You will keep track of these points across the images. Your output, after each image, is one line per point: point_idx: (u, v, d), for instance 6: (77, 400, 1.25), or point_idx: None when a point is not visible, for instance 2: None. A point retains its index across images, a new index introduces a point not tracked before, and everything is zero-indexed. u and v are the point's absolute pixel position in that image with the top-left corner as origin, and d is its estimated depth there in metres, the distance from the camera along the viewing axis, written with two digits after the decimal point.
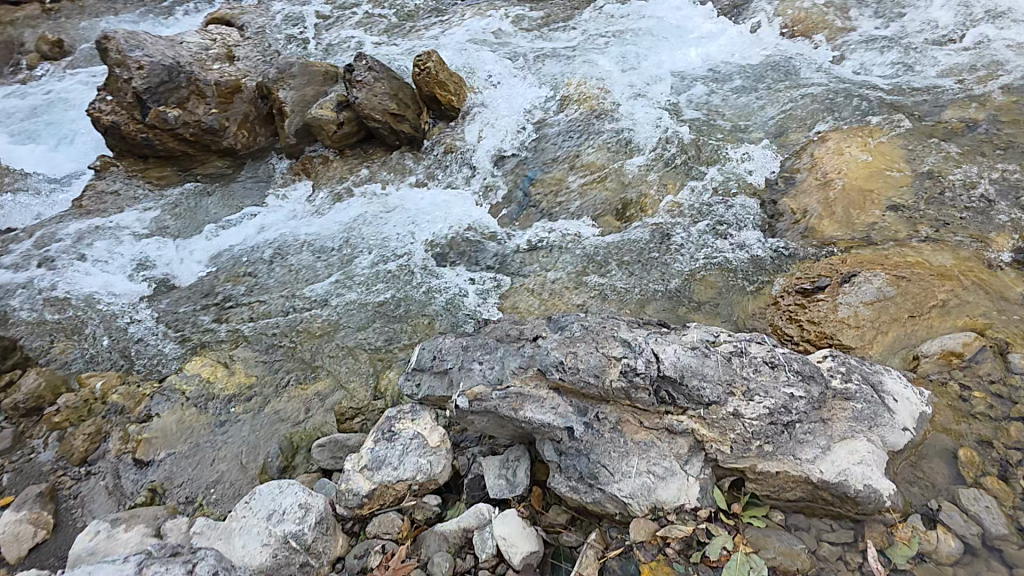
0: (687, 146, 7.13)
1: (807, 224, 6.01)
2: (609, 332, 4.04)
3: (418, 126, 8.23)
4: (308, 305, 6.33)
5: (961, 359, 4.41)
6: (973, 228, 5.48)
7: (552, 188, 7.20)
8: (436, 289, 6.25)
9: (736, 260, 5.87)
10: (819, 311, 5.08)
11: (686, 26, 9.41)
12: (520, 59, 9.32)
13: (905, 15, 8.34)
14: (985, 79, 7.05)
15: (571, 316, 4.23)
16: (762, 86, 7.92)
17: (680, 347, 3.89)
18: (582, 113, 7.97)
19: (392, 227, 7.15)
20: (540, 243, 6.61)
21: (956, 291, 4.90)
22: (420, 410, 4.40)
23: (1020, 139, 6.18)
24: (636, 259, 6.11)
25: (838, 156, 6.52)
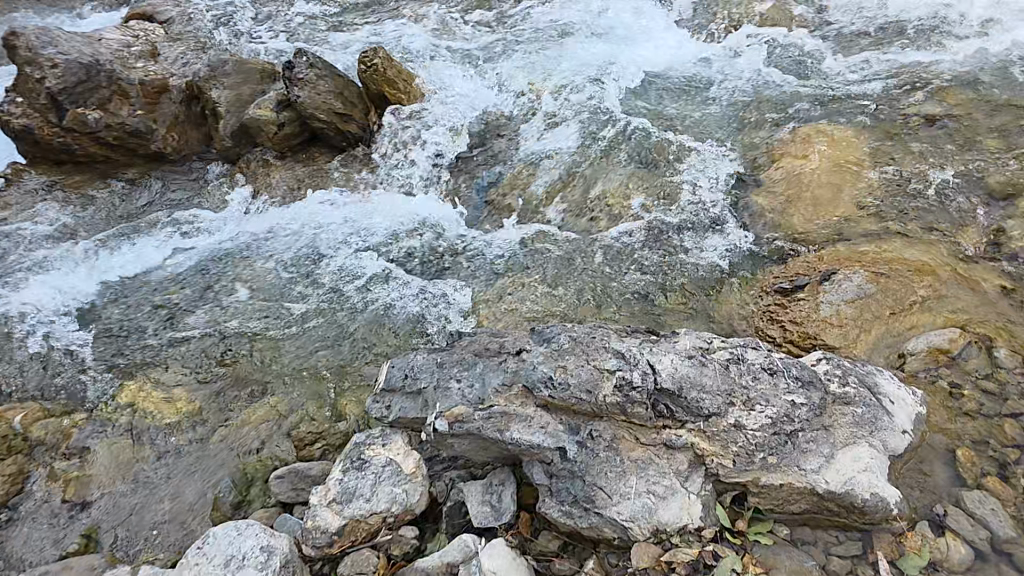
0: (648, 148, 6.95)
1: (777, 222, 5.89)
2: (599, 343, 3.78)
3: (365, 124, 7.79)
4: (257, 320, 5.83)
5: (948, 356, 4.37)
6: (941, 224, 5.48)
7: (509, 192, 6.96)
8: (398, 299, 5.85)
9: (710, 261, 5.72)
10: (801, 311, 4.97)
11: (635, 18, 9.19)
12: (471, 55, 8.98)
13: (851, 10, 8.36)
14: (936, 70, 7.07)
15: (557, 326, 3.92)
16: (718, 83, 7.80)
17: (675, 356, 3.67)
18: (539, 113, 7.74)
19: (345, 232, 6.68)
20: (504, 249, 6.30)
21: (935, 287, 4.89)
22: (392, 434, 3.94)
23: (975, 133, 6.25)
24: (606, 264, 5.86)
25: (801, 154, 6.46)
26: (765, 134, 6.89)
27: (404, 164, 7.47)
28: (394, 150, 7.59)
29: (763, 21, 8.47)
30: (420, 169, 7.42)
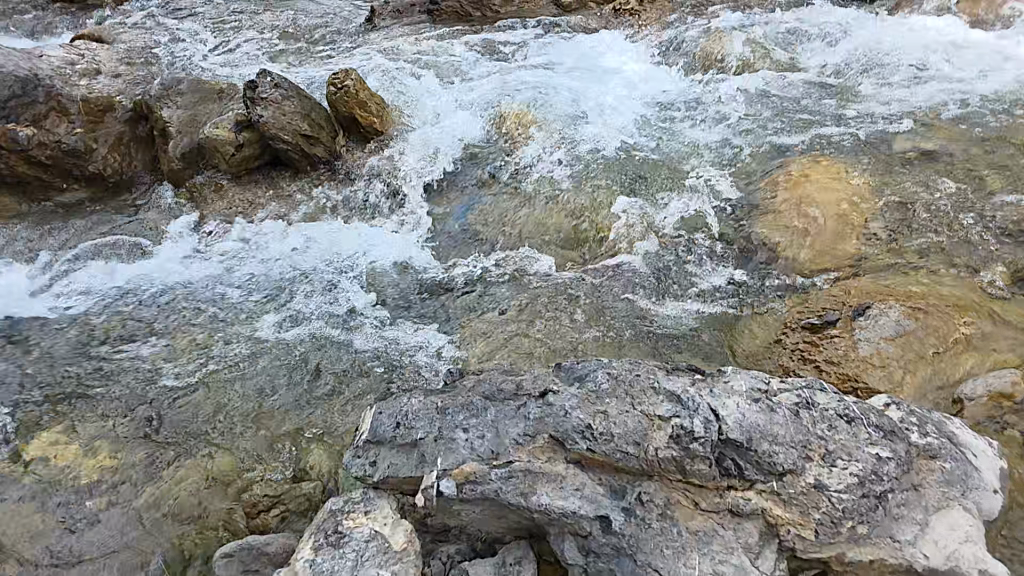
0: (635, 173, 6.30)
1: (786, 252, 5.16)
2: (646, 382, 3.04)
3: (334, 149, 7.06)
4: (195, 362, 4.85)
5: (1014, 402, 3.71)
6: (965, 257, 4.83)
7: (487, 216, 6.21)
8: (360, 339, 4.94)
9: (727, 288, 5.03)
10: (836, 350, 4.27)
11: (617, 47, 8.83)
12: (448, 78, 8.42)
13: (845, 41, 8.10)
14: (934, 102, 6.67)
15: (596, 363, 3.15)
16: (711, 103, 7.30)
17: (742, 400, 2.95)
18: (523, 132, 7.07)
19: (299, 263, 5.80)
20: (485, 280, 5.45)
21: (978, 323, 4.23)
22: (378, 498, 3.06)
23: (995, 156, 5.78)
24: (608, 294, 5.11)
25: (807, 181, 5.76)
26: (766, 158, 6.27)
27: (369, 194, 6.71)
28: (351, 172, 6.90)
29: (753, 44, 8.09)
30: (380, 195, 6.65)
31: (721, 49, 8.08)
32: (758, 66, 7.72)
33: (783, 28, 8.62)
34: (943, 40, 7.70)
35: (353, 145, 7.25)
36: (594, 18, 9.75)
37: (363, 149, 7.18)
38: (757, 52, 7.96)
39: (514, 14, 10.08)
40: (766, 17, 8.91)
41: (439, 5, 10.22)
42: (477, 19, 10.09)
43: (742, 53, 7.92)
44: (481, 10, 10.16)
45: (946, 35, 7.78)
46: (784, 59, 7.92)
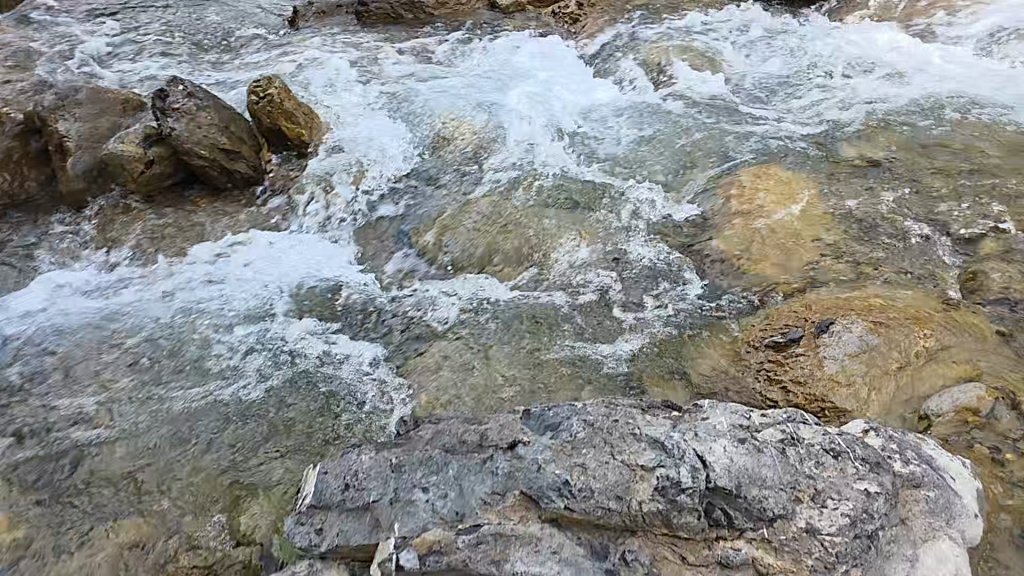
0: (584, 186, 6.14)
1: (737, 267, 5.12)
2: (626, 428, 2.82)
3: (258, 165, 6.53)
4: (110, 415, 4.33)
5: (979, 417, 3.70)
6: (917, 266, 4.88)
7: (430, 233, 5.84)
8: (301, 374, 4.53)
9: (686, 308, 4.86)
10: (802, 369, 4.17)
11: (552, 54, 8.68)
12: (380, 84, 8.01)
13: (777, 52, 8.21)
14: (865, 113, 6.86)
15: (567, 409, 2.90)
16: (653, 113, 7.24)
17: (727, 441, 2.74)
18: (462, 146, 6.75)
19: (223, 291, 5.27)
20: (432, 307, 5.09)
21: (936, 335, 4.22)
22: (325, 572, 2.63)
23: (929, 167, 5.95)
24: (563, 320, 4.87)
25: (755, 192, 5.75)
26: (711, 169, 6.26)
27: (300, 211, 6.24)
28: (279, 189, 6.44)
29: (690, 54, 8.10)
30: (311, 214, 6.21)
31: (660, 59, 8.07)
32: (697, 78, 7.76)
33: (717, 35, 8.66)
34: (868, 53, 7.94)
35: (279, 157, 6.75)
36: (531, 24, 9.57)
37: (291, 161, 6.70)
38: (695, 63, 7.99)
39: (447, 17, 9.76)
40: (700, 25, 8.94)
41: (367, 7, 9.72)
42: (408, 21, 9.69)
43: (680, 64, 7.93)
44: (412, 12, 9.73)
45: (868, 47, 8.05)
46: (722, 67, 7.93)
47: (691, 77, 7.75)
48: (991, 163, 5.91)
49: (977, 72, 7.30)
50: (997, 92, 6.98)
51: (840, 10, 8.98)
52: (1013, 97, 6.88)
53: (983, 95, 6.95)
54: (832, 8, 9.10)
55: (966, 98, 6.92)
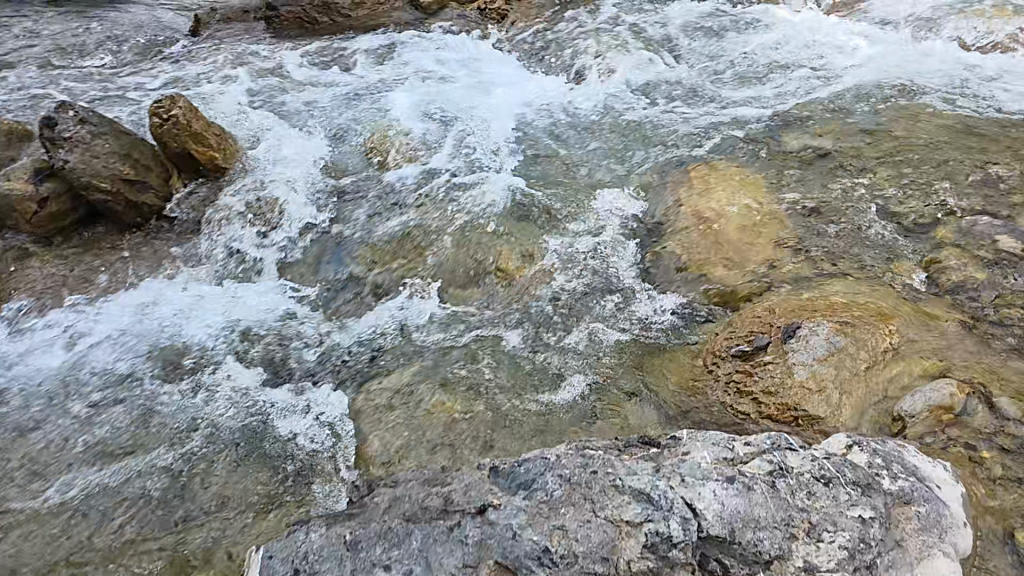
0: (528, 197, 5.99)
1: (699, 271, 5.12)
2: (606, 479, 2.59)
3: (166, 194, 6.15)
4: (34, 499, 3.99)
5: (952, 414, 3.66)
6: (874, 260, 5.04)
7: (370, 258, 5.59)
8: (246, 431, 4.23)
9: (642, 325, 4.77)
10: (772, 377, 4.09)
11: (481, 60, 8.56)
12: (304, 102, 7.69)
13: (701, 44, 8.30)
14: (787, 100, 7.02)
15: (538, 464, 2.66)
16: (587, 117, 7.21)
17: (716, 483, 2.53)
18: (394, 162, 6.54)
19: (155, 343, 4.93)
20: (381, 341, 4.84)
21: (902, 332, 4.25)
22: None
23: (866, 158, 6.05)
24: (517, 343, 4.68)
25: (708, 192, 5.78)
26: (656, 172, 6.25)
27: (234, 246, 5.88)
28: (206, 223, 6.06)
29: (615, 49, 8.14)
30: (244, 248, 5.89)
31: (586, 56, 8.11)
32: (623, 74, 7.80)
33: (641, 29, 8.71)
34: (788, 39, 8.10)
35: (202, 186, 6.37)
36: (456, 23, 9.44)
37: (215, 192, 6.35)
38: (620, 55, 8.03)
39: (365, 17, 9.51)
40: (625, 21, 8.96)
41: (279, 12, 9.45)
42: (325, 24, 9.38)
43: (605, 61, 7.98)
44: (328, 14, 9.41)
45: (787, 33, 8.24)
46: (646, 58, 7.98)
47: (621, 74, 7.80)
48: (927, 149, 6.07)
49: (896, 57, 7.49)
50: (918, 74, 7.17)
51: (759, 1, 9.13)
52: (932, 77, 7.06)
53: (904, 77, 7.12)
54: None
55: (889, 82, 7.08)
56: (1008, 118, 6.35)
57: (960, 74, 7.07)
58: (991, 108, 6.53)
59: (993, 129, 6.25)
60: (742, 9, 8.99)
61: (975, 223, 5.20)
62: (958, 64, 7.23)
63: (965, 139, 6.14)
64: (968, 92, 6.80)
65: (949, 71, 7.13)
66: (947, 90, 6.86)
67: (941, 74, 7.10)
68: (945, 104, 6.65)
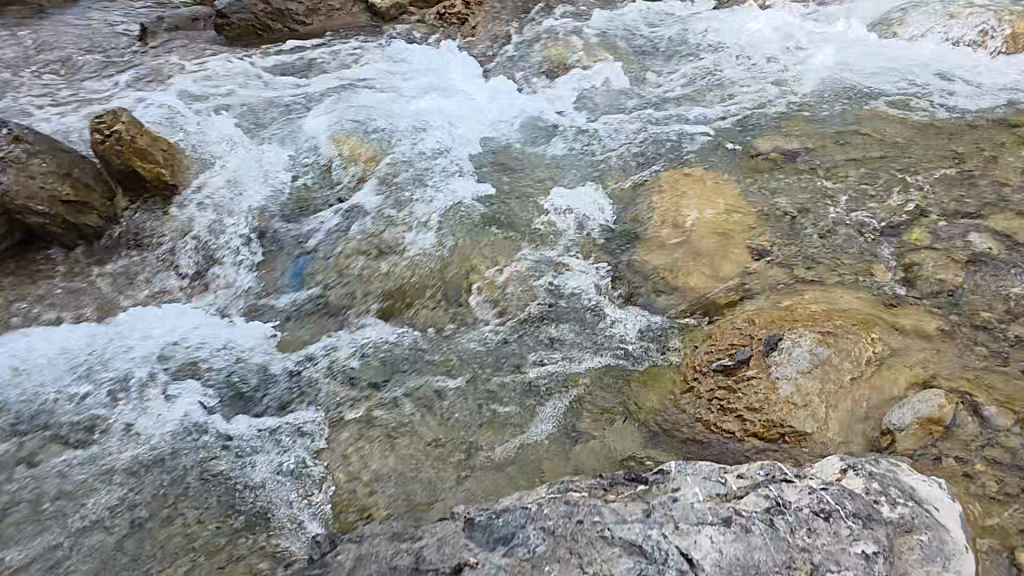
0: (496, 210, 5.84)
1: (676, 280, 4.99)
2: (595, 529, 2.39)
3: (110, 214, 5.91)
4: None
5: (942, 427, 3.53)
6: (851, 264, 4.93)
7: (332, 282, 5.38)
8: (202, 471, 3.92)
9: (619, 342, 4.60)
10: (756, 393, 3.93)
11: (442, 67, 8.39)
12: (259, 115, 7.42)
13: (662, 45, 8.28)
14: (750, 99, 7.01)
15: (520, 514, 2.48)
16: (551, 123, 7.07)
17: (712, 529, 2.36)
18: (355, 179, 6.35)
19: (100, 379, 4.59)
20: (344, 368, 4.59)
21: (884, 341, 4.15)
22: None
23: (836, 160, 5.98)
24: (488, 366, 4.48)
25: (680, 197, 5.65)
26: (626, 178, 6.11)
27: (195, 272, 5.66)
28: (160, 247, 5.79)
29: (574, 53, 8.10)
30: (200, 279, 5.64)
31: (548, 61, 8.08)
32: (585, 75, 7.71)
33: (601, 31, 8.66)
34: (747, 38, 8.12)
35: (154, 208, 6.11)
36: (414, 29, 9.40)
37: (166, 215, 6.05)
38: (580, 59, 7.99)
39: (321, 26, 9.53)
40: (586, 24, 8.90)
41: (229, 19, 9.24)
42: (279, 32, 9.34)
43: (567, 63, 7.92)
44: (281, 21, 9.36)
45: (746, 31, 8.26)
46: (609, 60, 7.93)
47: (582, 76, 7.73)
48: (895, 149, 6.03)
49: (858, 58, 7.53)
50: (880, 74, 7.19)
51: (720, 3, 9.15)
52: (895, 78, 7.08)
53: (867, 78, 7.14)
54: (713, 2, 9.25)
55: (853, 83, 7.08)
56: (970, 116, 6.37)
57: (921, 74, 7.10)
58: (953, 106, 6.55)
59: (957, 127, 6.25)
60: (700, 11, 9.04)
61: (948, 224, 5.14)
62: (918, 64, 7.26)
63: (930, 139, 6.13)
64: (929, 91, 6.82)
65: (910, 71, 7.16)
66: (909, 89, 6.88)
67: (903, 74, 7.13)
68: (908, 103, 6.66)
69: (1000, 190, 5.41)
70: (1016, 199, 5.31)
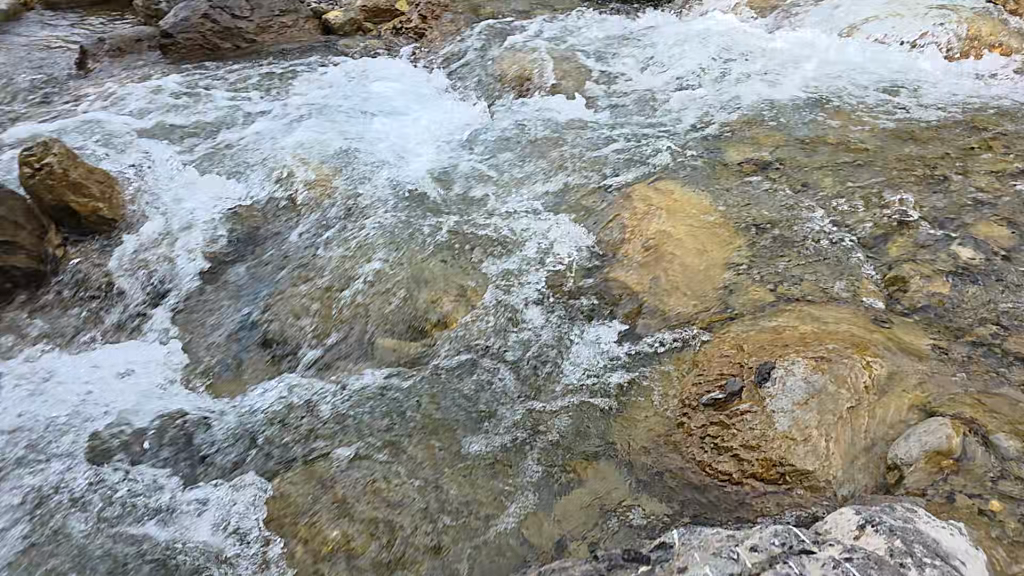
0: (460, 233, 5.51)
1: (656, 303, 4.70)
2: None
3: (42, 254, 5.46)
4: None
5: (952, 460, 3.29)
6: (837, 279, 4.70)
7: (287, 317, 4.96)
8: (161, 554, 3.58)
9: (600, 372, 4.28)
10: (751, 429, 3.64)
11: (400, 84, 8.06)
12: (206, 139, 7.00)
13: (623, 56, 8.08)
14: (717, 107, 6.81)
15: None
16: (515, 138, 6.78)
17: None
18: (310, 205, 5.97)
19: (40, 446, 4.18)
20: (307, 418, 4.21)
21: (881, 363, 3.89)
22: None
23: (809, 169, 5.79)
24: (461, 408, 4.15)
25: (653, 214, 5.38)
26: (597, 194, 5.83)
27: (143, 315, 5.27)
28: (105, 289, 5.40)
29: (534, 62, 7.82)
30: (144, 318, 5.21)
31: (508, 72, 7.77)
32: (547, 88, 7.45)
33: (561, 44, 8.44)
34: (709, 47, 7.97)
35: (96, 248, 5.69)
36: (368, 44, 9.05)
37: (107, 255, 5.64)
38: (541, 68, 7.71)
39: (271, 43, 9.10)
40: (545, 37, 8.67)
41: (173, 39, 8.78)
42: (228, 51, 8.87)
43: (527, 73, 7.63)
44: (230, 40, 8.93)
45: (707, 41, 8.13)
46: (570, 71, 7.68)
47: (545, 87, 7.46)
48: (869, 155, 5.86)
49: (824, 64, 7.40)
50: (847, 80, 7.06)
51: (681, 16, 9.04)
52: (861, 83, 6.96)
53: (833, 84, 7.00)
54: (677, 12, 9.11)
55: (821, 89, 6.94)
56: (941, 120, 6.24)
57: (888, 80, 6.99)
58: (922, 110, 6.42)
59: (929, 131, 6.10)
60: (660, 23, 8.90)
61: (929, 233, 4.96)
62: (885, 70, 7.16)
63: (904, 143, 5.97)
64: (897, 95, 6.69)
65: (876, 76, 7.05)
66: (876, 94, 6.75)
67: (869, 80, 7.01)
68: (874, 109, 6.51)
69: (979, 196, 5.25)
70: (994, 205, 5.15)
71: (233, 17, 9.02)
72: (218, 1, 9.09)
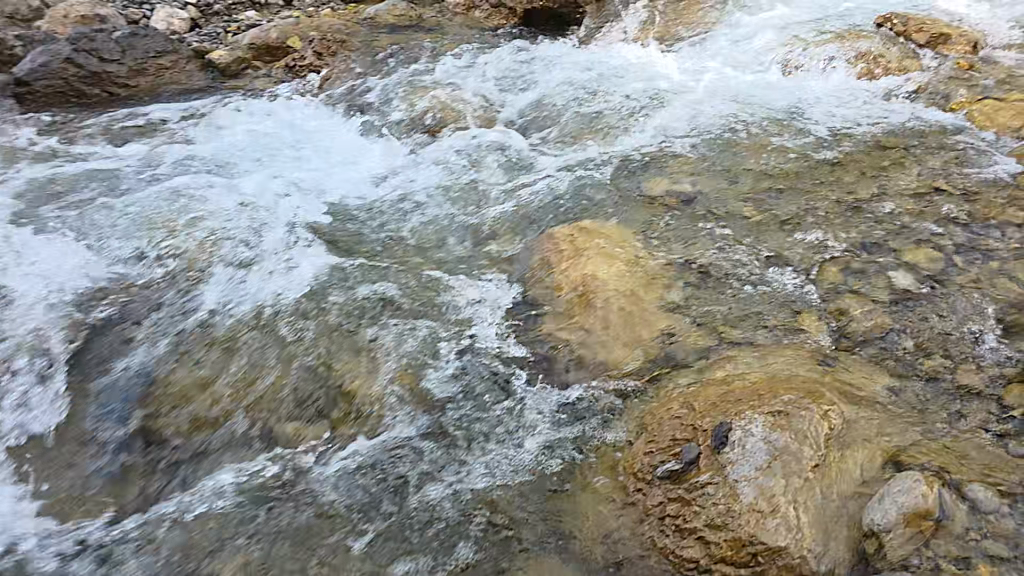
0: (372, 296, 4.97)
1: (594, 359, 4.30)
2: None
3: None
4: None
5: (931, 520, 3.00)
6: (778, 316, 4.45)
7: (180, 412, 4.29)
8: None
9: (541, 445, 3.82)
10: (714, 504, 3.26)
11: (295, 133, 7.51)
12: (77, 206, 6.21)
13: (527, 91, 7.86)
14: (629, 139, 6.62)
15: None
16: (423, 185, 6.38)
17: None
18: (200, 276, 5.31)
19: None
20: (205, 532, 3.54)
21: (839, 410, 3.60)
22: None
23: (730, 199, 5.61)
24: (390, 506, 3.61)
25: (577, 255, 5.01)
26: (517, 241, 5.46)
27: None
28: None
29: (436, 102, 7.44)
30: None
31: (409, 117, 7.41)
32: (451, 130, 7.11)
33: (462, 81, 8.15)
34: (611, 80, 7.87)
35: None
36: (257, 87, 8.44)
37: None
38: (446, 108, 7.35)
39: (148, 86, 8.27)
40: (444, 75, 8.37)
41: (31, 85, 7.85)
42: (95, 98, 8.02)
43: (430, 117, 7.27)
44: (98, 86, 8.09)
45: (610, 73, 8.04)
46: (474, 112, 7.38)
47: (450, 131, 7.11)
48: (788, 182, 5.75)
49: (730, 91, 7.39)
50: (755, 105, 7.05)
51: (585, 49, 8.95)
52: (764, 108, 6.97)
53: (737, 110, 6.98)
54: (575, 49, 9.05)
55: (732, 115, 6.87)
56: (846, 141, 6.26)
57: (792, 103, 7.02)
58: (826, 132, 6.45)
59: (840, 154, 6.08)
60: (560, 56, 8.78)
61: (860, 261, 4.81)
62: (788, 95, 7.20)
63: (817, 167, 5.91)
64: (803, 119, 6.71)
65: (777, 101, 7.09)
66: (783, 118, 6.76)
67: (771, 105, 7.04)
68: (781, 133, 6.50)
69: (899, 217, 5.19)
70: (917, 227, 5.07)
71: (101, 62, 8.23)
72: (85, 45, 8.24)
